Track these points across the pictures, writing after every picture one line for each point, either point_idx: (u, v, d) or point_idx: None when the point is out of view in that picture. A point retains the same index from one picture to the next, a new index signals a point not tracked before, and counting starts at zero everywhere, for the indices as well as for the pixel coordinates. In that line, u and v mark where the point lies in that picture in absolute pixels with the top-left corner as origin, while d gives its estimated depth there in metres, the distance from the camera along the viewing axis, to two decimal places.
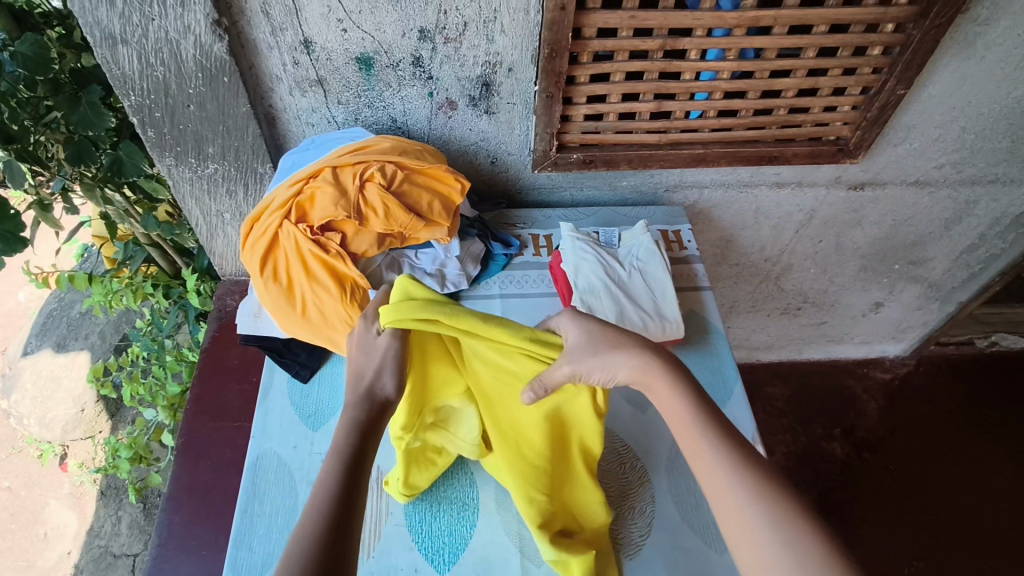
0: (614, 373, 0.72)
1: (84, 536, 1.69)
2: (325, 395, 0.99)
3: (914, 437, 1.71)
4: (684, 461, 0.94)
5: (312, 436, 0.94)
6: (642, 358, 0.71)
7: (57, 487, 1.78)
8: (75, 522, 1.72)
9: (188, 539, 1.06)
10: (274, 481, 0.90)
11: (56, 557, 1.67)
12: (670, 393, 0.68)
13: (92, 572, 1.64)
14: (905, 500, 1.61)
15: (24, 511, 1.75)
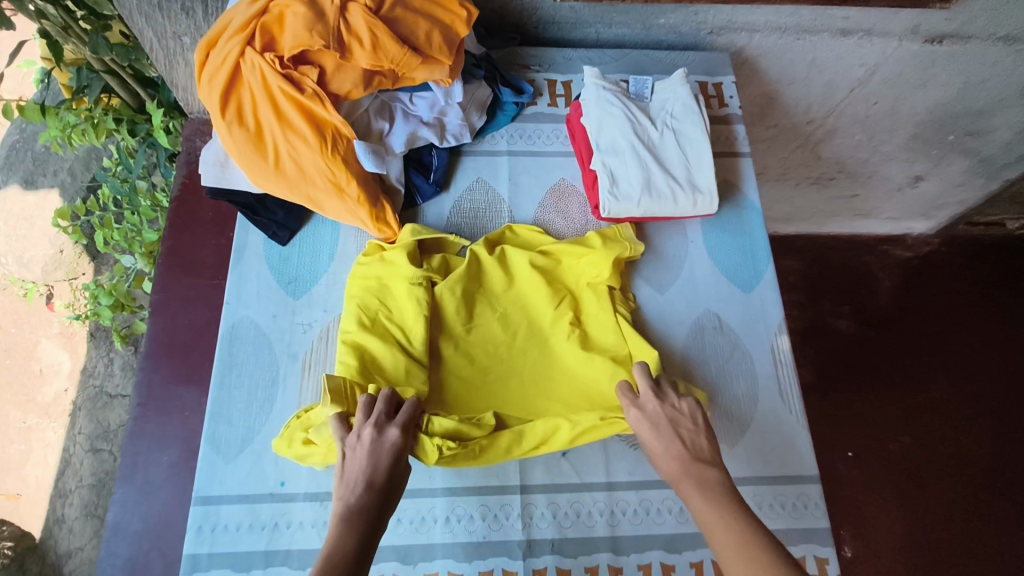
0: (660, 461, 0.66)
1: (79, 375, 1.65)
2: (307, 261, 0.87)
3: (926, 317, 1.66)
4: (701, 349, 0.85)
5: (292, 304, 0.84)
6: (683, 459, 0.65)
7: (47, 326, 1.71)
8: (68, 361, 1.67)
9: (169, 398, 1.01)
10: (253, 352, 0.81)
11: (51, 397, 1.64)
12: (702, 497, 0.61)
13: (89, 410, 1.60)
14: (908, 381, 1.58)
15: (16, 348, 1.69)
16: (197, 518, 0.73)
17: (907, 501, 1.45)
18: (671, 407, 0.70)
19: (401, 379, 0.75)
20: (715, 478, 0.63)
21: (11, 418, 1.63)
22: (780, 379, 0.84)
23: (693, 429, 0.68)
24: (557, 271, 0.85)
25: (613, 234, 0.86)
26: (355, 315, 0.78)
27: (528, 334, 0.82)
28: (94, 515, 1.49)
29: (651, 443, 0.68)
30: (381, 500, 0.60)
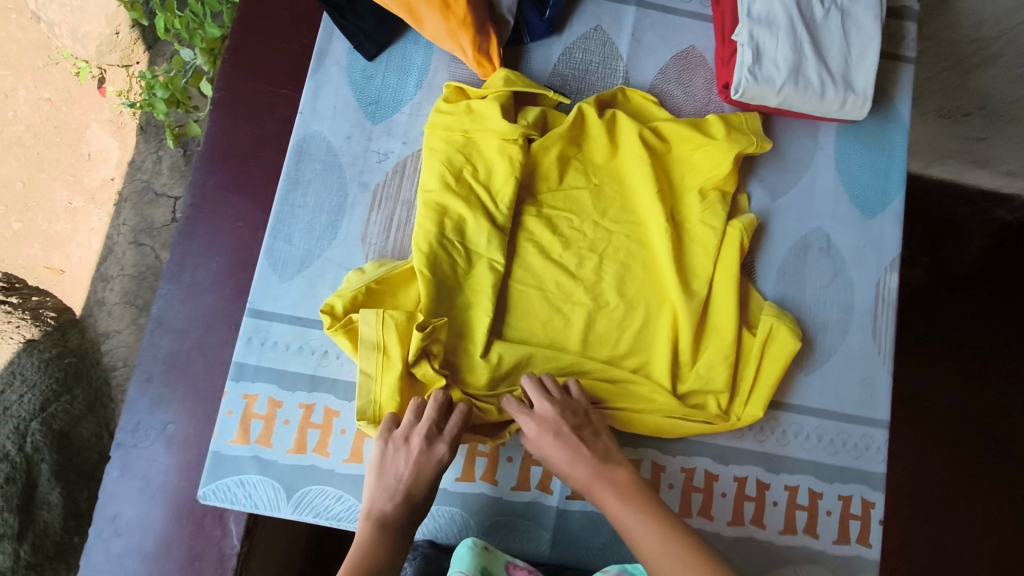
0: (575, 479, 0.62)
1: (126, 167, 1.42)
2: (393, 84, 0.78)
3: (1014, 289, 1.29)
4: (801, 269, 0.77)
5: (370, 129, 0.76)
6: (593, 467, 0.62)
7: (99, 112, 1.44)
8: (117, 152, 1.43)
9: (222, 204, 0.97)
10: (323, 172, 0.75)
11: (98, 184, 1.42)
12: (619, 500, 0.59)
13: (135, 205, 1.40)
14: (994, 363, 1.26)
15: (67, 129, 1.44)
16: (247, 329, 0.71)
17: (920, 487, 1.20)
18: (569, 412, 0.65)
19: (483, 249, 0.71)
20: (629, 482, 0.60)
21: (58, 197, 1.42)
22: (876, 317, 0.77)
23: (596, 433, 0.65)
24: (663, 159, 0.76)
25: (739, 123, 0.75)
26: (438, 173, 0.71)
27: (617, 215, 0.76)
28: (134, 304, 1.36)
29: (555, 458, 0.63)
30: (417, 508, 0.61)
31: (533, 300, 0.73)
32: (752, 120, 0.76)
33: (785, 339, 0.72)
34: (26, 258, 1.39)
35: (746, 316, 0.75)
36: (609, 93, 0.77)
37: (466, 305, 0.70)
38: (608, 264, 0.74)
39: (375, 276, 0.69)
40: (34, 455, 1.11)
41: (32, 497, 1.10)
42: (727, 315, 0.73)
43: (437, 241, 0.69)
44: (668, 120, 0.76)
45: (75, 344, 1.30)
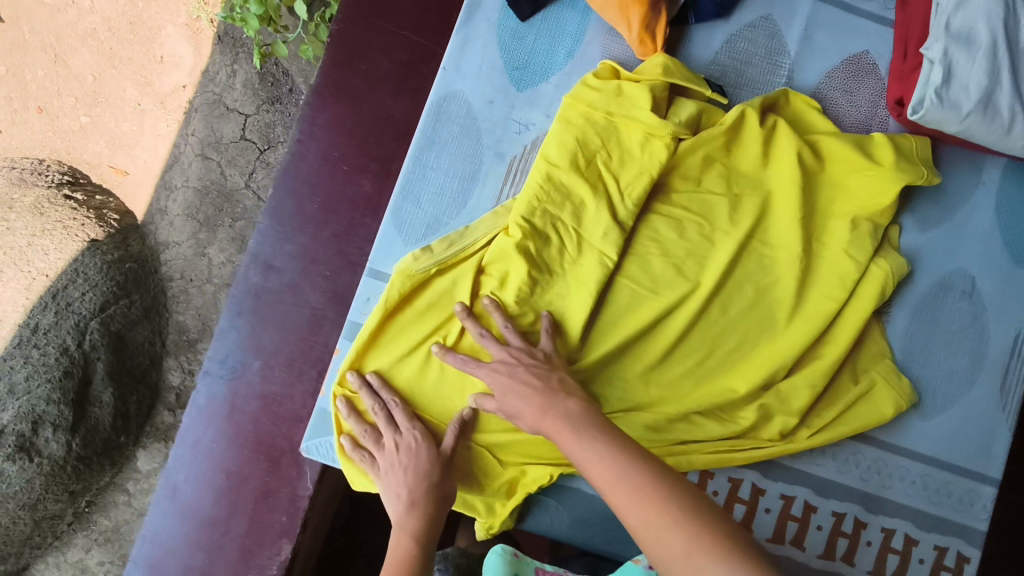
0: (530, 420, 0.60)
1: (199, 77, 1.26)
2: (543, 51, 0.73)
3: None
4: (938, 310, 0.73)
5: (513, 96, 0.72)
6: (543, 400, 0.59)
7: (173, 12, 1.27)
8: (190, 58, 1.27)
9: (327, 142, 0.94)
10: (459, 136, 0.72)
11: (169, 89, 1.27)
12: (570, 431, 0.56)
13: (206, 118, 1.25)
14: None
15: (141, 26, 1.27)
16: (365, 289, 0.70)
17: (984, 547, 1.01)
18: (515, 351, 0.64)
19: (596, 239, 0.69)
20: (585, 413, 0.57)
21: (126, 97, 1.28)
22: (1007, 373, 0.73)
23: (549, 372, 0.63)
24: (810, 173, 0.71)
25: (907, 151, 0.71)
26: (570, 153, 0.68)
27: (752, 229, 0.71)
28: (196, 219, 1.24)
29: (506, 405, 0.62)
30: (433, 495, 0.63)
31: (652, 303, 0.69)
32: (922, 149, 0.72)
33: (895, 390, 0.71)
34: (92, 154, 1.29)
35: (867, 353, 0.72)
36: (776, 94, 0.72)
37: (563, 289, 0.69)
38: (733, 285, 0.71)
39: (444, 257, 0.67)
40: (91, 353, 1.10)
41: (86, 393, 1.11)
42: (844, 346, 0.70)
43: (547, 222, 0.68)
44: (826, 133, 0.72)
45: (135, 250, 1.22)
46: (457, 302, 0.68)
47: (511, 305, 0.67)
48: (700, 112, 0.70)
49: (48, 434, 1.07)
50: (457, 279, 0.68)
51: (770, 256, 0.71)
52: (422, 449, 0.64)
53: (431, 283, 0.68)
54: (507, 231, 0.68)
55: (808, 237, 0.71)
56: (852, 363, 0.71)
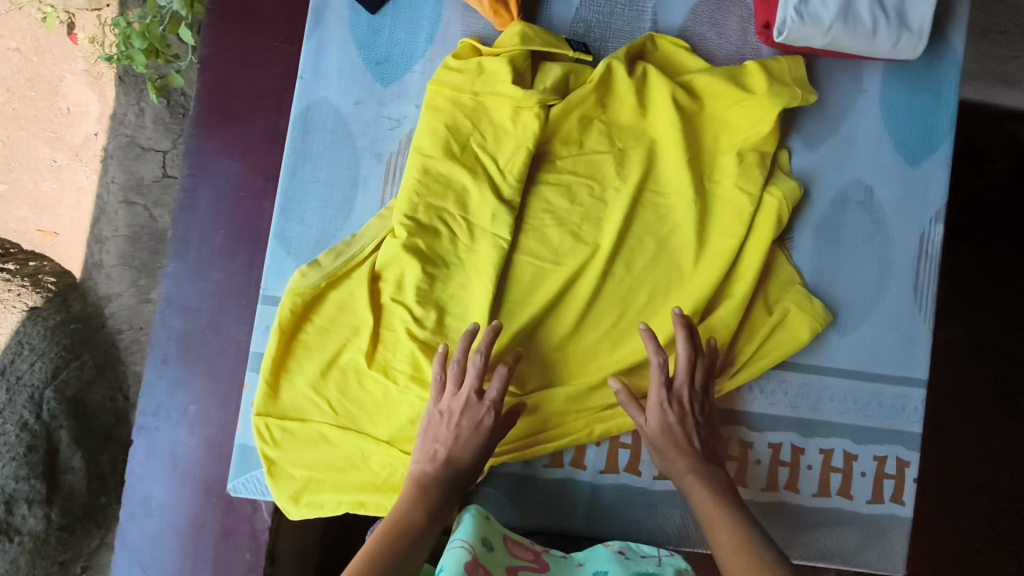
0: (669, 459, 0.65)
1: (108, 121, 1.17)
2: (402, 39, 0.70)
3: None
4: (840, 225, 0.74)
5: (380, 92, 0.69)
6: (700, 460, 0.64)
7: (71, 60, 1.16)
8: (97, 104, 1.17)
9: (220, 171, 0.91)
10: (332, 144, 0.69)
11: (81, 140, 1.17)
12: (706, 489, 0.62)
13: (123, 163, 1.17)
14: None
15: (36, 77, 1.17)
16: (264, 316, 0.68)
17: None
18: (691, 396, 0.66)
19: (486, 223, 0.68)
20: (712, 478, 0.63)
21: (38, 157, 1.17)
22: (918, 274, 0.73)
23: (708, 428, 0.66)
24: (690, 114, 0.71)
25: (779, 73, 0.70)
26: (441, 139, 0.67)
27: (642, 181, 0.71)
28: (132, 266, 1.16)
29: (654, 440, 0.65)
30: (462, 471, 0.62)
31: (556, 274, 0.69)
32: (795, 65, 0.71)
33: (805, 308, 0.71)
34: (17, 222, 1.17)
35: (777, 277, 0.72)
36: (642, 40, 0.72)
37: (464, 280, 0.68)
38: (631, 241, 0.70)
39: (332, 268, 0.67)
40: (52, 423, 1.03)
41: (55, 463, 1.03)
42: (746, 274, 0.71)
43: (433, 216, 0.68)
44: (699, 71, 0.71)
45: (76, 309, 1.14)
46: (356, 313, 0.68)
47: (414, 308, 0.67)
48: (565, 73, 0.69)
49: (22, 511, 0.99)
50: (349, 289, 0.67)
51: (662, 203, 0.71)
52: (488, 428, 0.63)
53: (325, 298, 0.68)
54: (393, 231, 0.67)
55: (697, 179, 0.71)
56: (764, 291, 0.72)
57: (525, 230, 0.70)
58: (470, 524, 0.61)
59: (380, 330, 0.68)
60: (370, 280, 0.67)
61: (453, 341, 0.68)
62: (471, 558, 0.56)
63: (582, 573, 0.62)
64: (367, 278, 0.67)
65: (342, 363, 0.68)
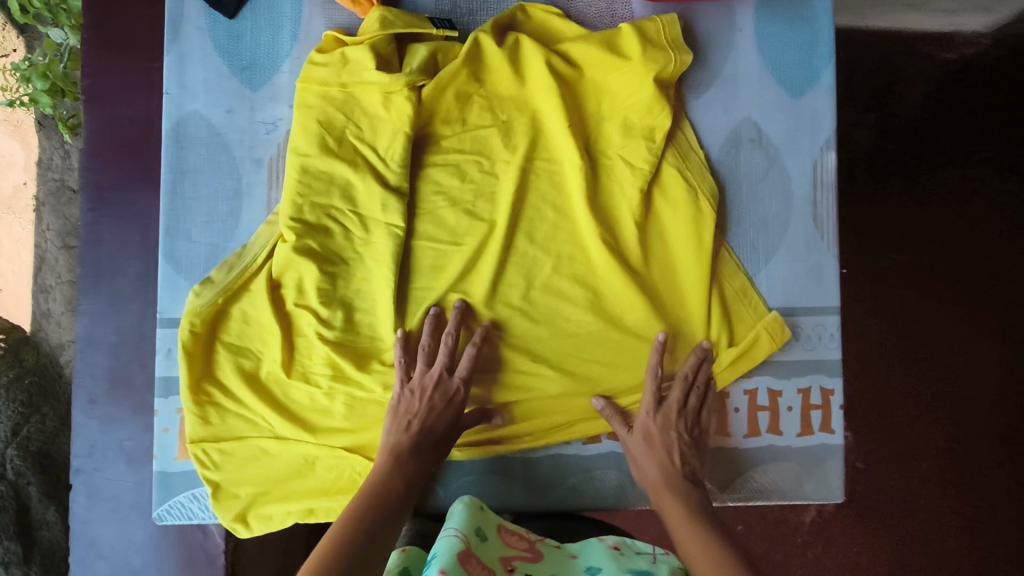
0: (649, 474, 0.67)
1: (35, 169, 1.12)
2: (263, 39, 0.69)
3: (949, 147, 1.11)
4: (733, 165, 0.74)
5: (250, 97, 0.68)
6: (675, 477, 0.66)
7: None
8: (20, 153, 1.12)
9: (121, 203, 0.89)
10: (209, 156, 0.68)
11: (11, 191, 1.11)
12: (680, 511, 0.63)
13: (56, 208, 1.11)
14: (943, 239, 1.11)
15: None
16: (165, 340, 0.67)
17: (894, 362, 1.10)
18: (679, 413, 0.68)
19: (378, 214, 0.67)
20: (687, 500, 0.65)
21: None
22: (817, 203, 0.74)
23: (693, 446, 0.69)
24: (569, 82, 0.71)
25: (654, 35, 0.70)
26: (316, 138, 0.66)
27: (528, 149, 0.70)
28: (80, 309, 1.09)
29: (639, 457, 0.67)
30: (435, 443, 0.65)
31: (456, 257, 0.69)
32: (669, 22, 0.71)
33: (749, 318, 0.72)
34: None
35: (719, 258, 0.72)
36: (511, 14, 0.71)
37: (367, 274, 0.68)
38: (527, 211, 0.70)
39: (225, 283, 0.65)
40: (19, 481, 0.95)
41: (26, 521, 0.95)
42: (667, 250, 0.71)
43: (322, 214, 0.66)
44: (573, 40, 0.70)
45: (31, 363, 1.07)
46: (260, 323, 0.67)
47: (316, 307, 0.66)
48: (433, 51, 0.68)
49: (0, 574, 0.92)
50: (249, 298, 0.66)
51: (552, 168, 0.71)
52: (459, 404, 0.66)
53: (228, 313, 0.66)
54: (283, 236, 0.66)
55: (584, 144, 0.71)
56: (696, 261, 0.70)
57: (418, 214, 0.69)
58: (463, 516, 0.62)
59: (286, 339, 0.66)
60: (269, 287, 0.66)
61: (369, 333, 0.68)
62: (462, 547, 0.57)
63: (576, 567, 0.63)
64: (267, 286, 0.66)
65: (260, 376, 0.67)
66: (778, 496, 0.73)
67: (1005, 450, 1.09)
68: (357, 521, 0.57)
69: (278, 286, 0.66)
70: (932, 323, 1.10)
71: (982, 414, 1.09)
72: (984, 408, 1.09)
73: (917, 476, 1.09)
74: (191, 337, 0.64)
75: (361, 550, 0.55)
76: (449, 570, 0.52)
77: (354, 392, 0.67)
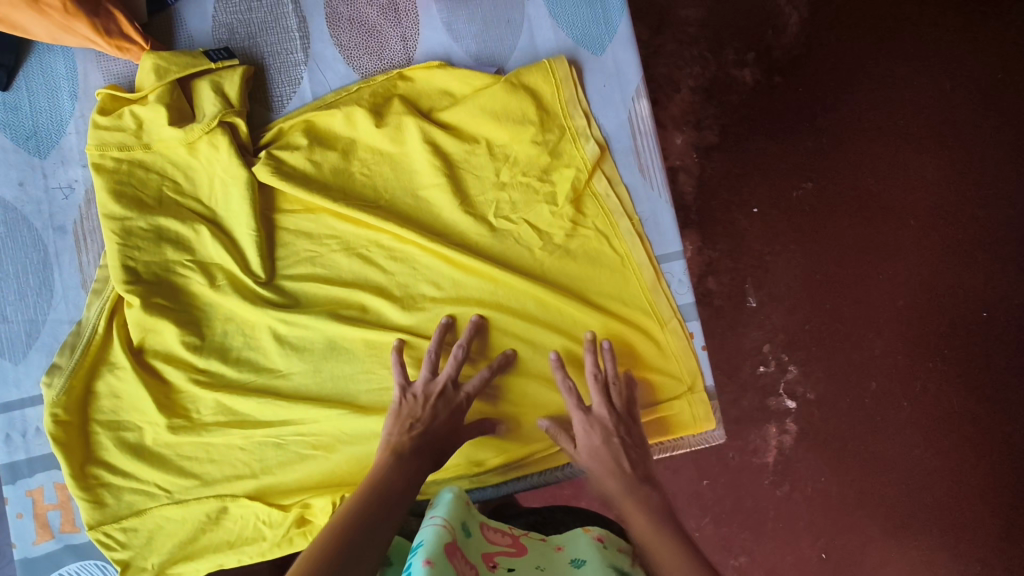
0: (602, 480, 0.61)
1: None
2: (42, 107, 0.67)
3: (838, 65, 1.06)
4: None
5: (39, 164, 0.67)
6: (628, 481, 0.60)
7: None
8: None
9: None
10: (12, 234, 0.66)
11: None
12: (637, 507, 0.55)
13: None
14: (852, 161, 1.05)
15: None
16: (3, 428, 0.65)
17: (821, 291, 1.02)
18: (615, 419, 0.64)
19: (214, 255, 0.66)
20: (641, 496, 0.57)
21: None
22: (639, 152, 0.73)
23: (637, 447, 0.63)
24: (434, 128, 0.69)
25: (548, 97, 0.71)
26: (128, 200, 0.64)
27: (368, 172, 0.69)
28: None
29: (591, 465, 0.62)
30: (439, 446, 0.59)
31: (308, 286, 0.67)
32: (560, 68, 0.72)
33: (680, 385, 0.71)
34: None
35: (627, 284, 0.71)
36: (380, 79, 0.70)
37: (227, 318, 0.66)
38: (361, 221, 0.68)
39: (72, 366, 0.63)
40: None
41: None
42: (579, 284, 0.70)
43: (164, 271, 0.65)
44: (459, 101, 0.71)
45: None
46: (131, 396, 0.64)
47: (190, 360, 0.65)
48: (218, 82, 0.67)
49: None
50: (112, 371, 0.64)
51: (393, 184, 0.70)
52: (461, 413, 0.62)
53: (94, 393, 0.64)
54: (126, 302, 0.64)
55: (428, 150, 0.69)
56: (566, 251, 0.70)
57: (309, 259, 0.68)
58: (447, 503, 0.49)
59: (161, 408, 0.63)
60: (131, 355, 0.64)
61: (250, 372, 0.66)
62: (450, 537, 0.43)
63: (561, 558, 0.53)
64: (129, 356, 0.64)
65: (148, 446, 0.64)
66: (660, 444, 0.72)
67: (950, 355, 1.02)
68: (366, 498, 0.49)
69: (142, 354, 0.65)
70: (861, 249, 1.03)
71: (930, 332, 1.02)
72: (930, 326, 1.02)
73: (869, 402, 1.01)
74: (56, 428, 0.61)
75: (381, 521, 0.46)
76: (437, 561, 0.38)
77: (244, 434, 0.64)
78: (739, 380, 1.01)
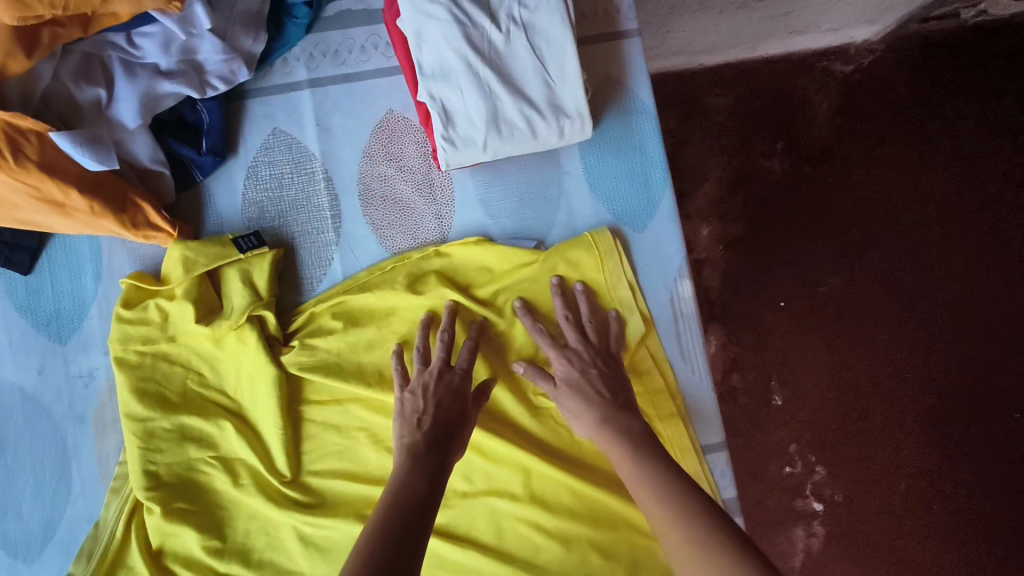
0: (594, 418, 0.60)
1: None
2: (64, 290, 0.65)
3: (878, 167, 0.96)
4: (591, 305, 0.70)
5: (59, 351, 0.65)
6: (609, 411, 0.60)
7: None
8: None
9: None
10: (29, 423, 0.64)
11: None
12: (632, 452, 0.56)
13: None
14: (898, 279, 0.96)
15: None
16: None
17: (852, 397, 0.95)
18: (590, 351, 0.64)
19: (240, 451, 0.63)
20: (629, 430, 0.58)
21: None
22: (680, 336, 0.71)
23: (618, 379, 0.63)
24: (469, 314, 0.67)
25: (591, 271, 0.68)
26: (151, 398, 0.62)
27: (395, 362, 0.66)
28: None
29: (582, 408, 0.61)
30: (453, 436, 0.57)
31: (334, 482, 0.64)
32: (603, 241, 0.68)
33: None
34: None
35: None
36: (416, 256, 0.68)
37: (250, 515, 0.63)
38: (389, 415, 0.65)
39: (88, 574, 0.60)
40: None
41: None
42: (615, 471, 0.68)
43: (188, 471, 0.63)
44: (498, 278, 0.68)
45: None
46: None
47: (211, 562, 0.61)
48: (245, 272, 0.65)
49: None
50: None
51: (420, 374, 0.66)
52: (465, 393, 0.60)
53: None
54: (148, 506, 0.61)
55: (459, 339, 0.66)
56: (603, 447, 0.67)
57: (336, 452, 0.65)
58: None
59: None
60: (149, 560, 0.61)
61: None
62: None
63: None
64: (147, 560, 0.61)
65: None
66: None
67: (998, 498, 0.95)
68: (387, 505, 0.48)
69: (161, 555, 0.61)
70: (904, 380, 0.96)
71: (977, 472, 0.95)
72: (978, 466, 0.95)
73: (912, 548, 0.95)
74: None
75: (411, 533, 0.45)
76: None
77: None
78: (764, 481, 0.95)
